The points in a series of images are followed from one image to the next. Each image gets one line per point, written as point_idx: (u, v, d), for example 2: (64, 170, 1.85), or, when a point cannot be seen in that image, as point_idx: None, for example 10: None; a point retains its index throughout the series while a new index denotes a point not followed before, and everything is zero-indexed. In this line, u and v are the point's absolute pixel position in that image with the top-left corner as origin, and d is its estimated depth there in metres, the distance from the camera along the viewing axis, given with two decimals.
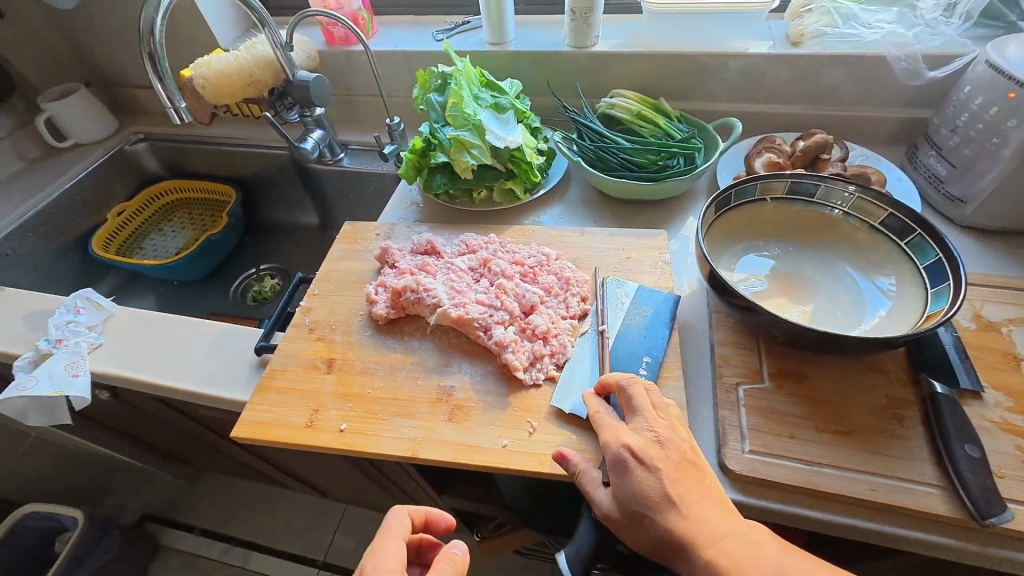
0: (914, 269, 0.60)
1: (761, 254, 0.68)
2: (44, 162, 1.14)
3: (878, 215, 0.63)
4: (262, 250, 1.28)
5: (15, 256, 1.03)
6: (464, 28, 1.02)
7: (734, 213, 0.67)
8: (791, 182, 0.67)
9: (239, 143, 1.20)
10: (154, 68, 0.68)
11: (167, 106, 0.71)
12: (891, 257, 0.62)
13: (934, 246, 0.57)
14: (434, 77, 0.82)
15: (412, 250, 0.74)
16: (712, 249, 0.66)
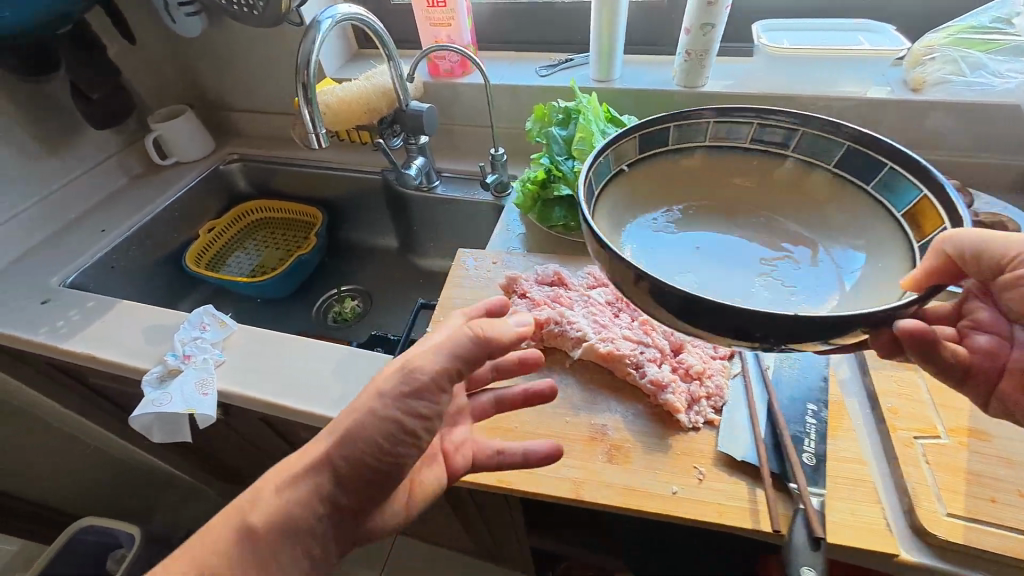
0: (889, 217, 0.48)
1: (656, 218, 0.53)
2: (146, 178, 1.18)
3: (832, 153, 0.52)
4: (342, 271, 1.29)
5: (117, 268, 1.05)
6: (566, 66, 1.04)
7: (622, 177, 0.52)
8: (679, 127, 0.54)
9: (332, 167, 1.24)
10: (305, 95, 0.71)
11: (309, 131, 0.73)
12: (843, 201, 0.52)
13: (912, 182, 0.47)
14: (555, 111, 0.84)
15: (539, 280, 0.74)
16: (606, 207, 0.50)
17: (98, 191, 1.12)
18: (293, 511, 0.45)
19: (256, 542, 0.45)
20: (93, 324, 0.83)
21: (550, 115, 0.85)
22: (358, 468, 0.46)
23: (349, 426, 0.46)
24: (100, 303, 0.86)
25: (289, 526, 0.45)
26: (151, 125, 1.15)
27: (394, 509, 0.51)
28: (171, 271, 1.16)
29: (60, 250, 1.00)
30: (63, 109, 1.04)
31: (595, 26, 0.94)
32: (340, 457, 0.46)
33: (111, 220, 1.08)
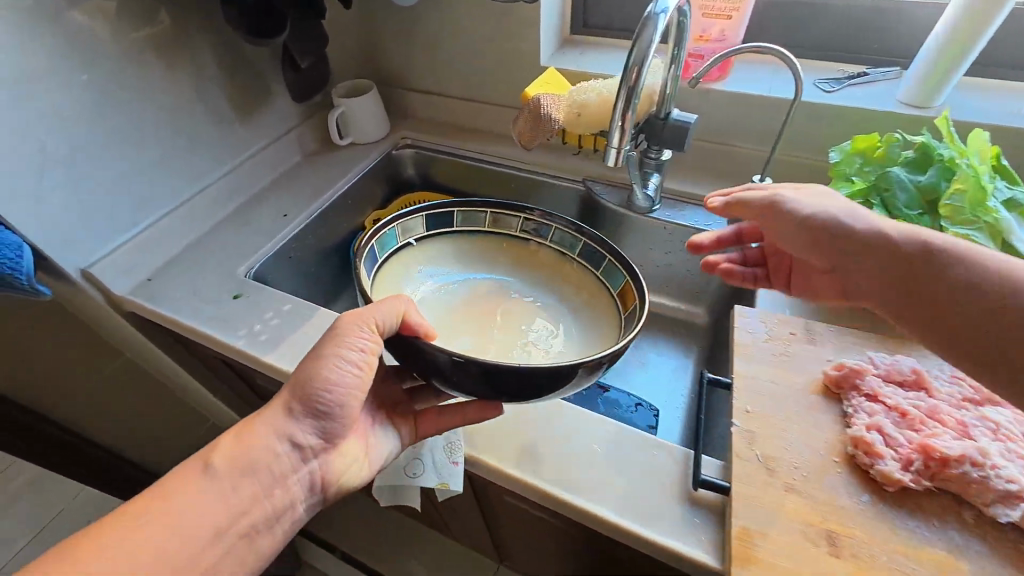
0: (610, 296, 0.68)
1: (436, 276, 0.74)
2: (321, 158, 1.07)
3: (575, 246, 0.72)
4: None
5: (293, 259, 0.94)
6: (859, 82, 0.82)
7: (408, 247, 0.72)
8: (462, 213, 0.75)
9: (512, 164, 1.05)
10: (623, 110, 0.59)
11: (611, 149, 0.63)
12: (576, 278, 0.72)
13: (620, 271, 0.67)
14: (899, 149, 0.65)
15: (891, 378, 0.55)
16: (390, 269, 0.70)
17: (276, 168, 1.02)
18: (276, 452, 0.51)
19: (222, 478, 0.49)
20: (294, 335, 0.72)
21: (893, 151, 0.65)
22: (278, 417, 0.51)
23: (305, 381, 0.51)
24: (300, 309, 0.76)
25: (252, 466, 0.50)
26: (337, 100, 1.04)
27: (350, 462, 0.57)
28: (337, 264, 1.04)
29: (242, 233, 0.90)
30: (260, 74, 0.94)
31: (938, 37, 0.72)
32: (293, 410, 0.51)
33: (290, 203, 0.97)
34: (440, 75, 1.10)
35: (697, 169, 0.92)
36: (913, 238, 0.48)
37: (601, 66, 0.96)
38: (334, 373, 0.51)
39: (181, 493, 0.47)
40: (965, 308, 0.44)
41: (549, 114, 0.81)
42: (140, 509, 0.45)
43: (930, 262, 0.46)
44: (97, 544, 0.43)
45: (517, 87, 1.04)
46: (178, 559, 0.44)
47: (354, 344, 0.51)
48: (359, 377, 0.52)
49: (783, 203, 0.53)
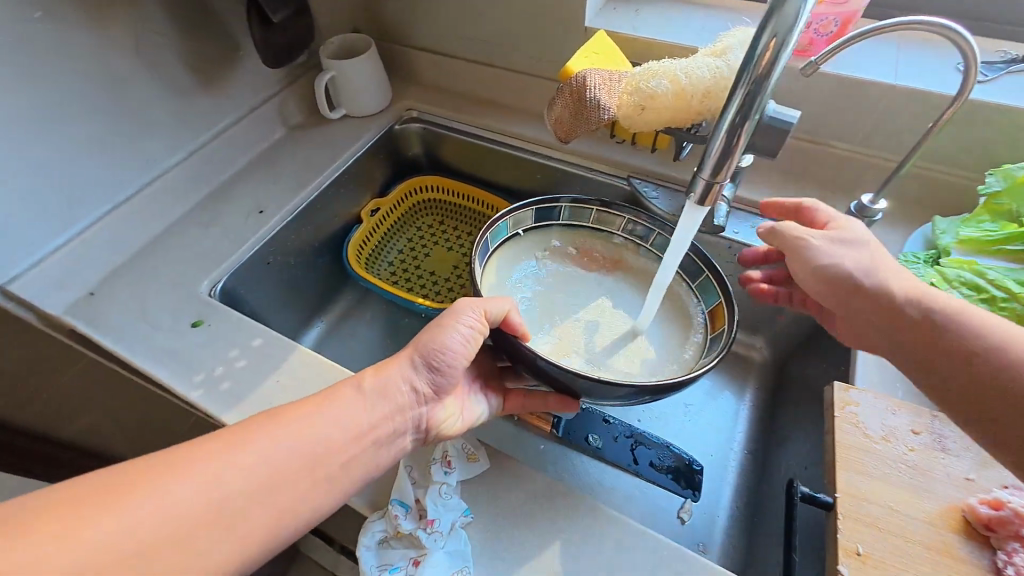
0: (698, 317, 0.55)
1: (522, 266, 0.59)
2: (307, 133, 0.89)
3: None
4: None
5: (274, 265, 0.78)
6: (1019, 68, 0.61)
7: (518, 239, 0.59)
8: (572, 207, 0.61)
9: (542, 151, 0.86)
10: (727, 127, 0.38)
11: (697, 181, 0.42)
12: (672, 289, 0.58)
13: (718, 290, 0.53)
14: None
15: None
16: (493, 263, 0.57)
17: (251, 147, 0.84)
18: (399, 397, 0.45)
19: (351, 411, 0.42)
20: (261, 387, 0.57)
21: None
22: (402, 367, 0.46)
23: (430, 336, 0.47)
24: (271, 347, 0.61)
25: (375, 405, 0.43)
26: (326, 61, 0.83)
27: (455, 411, 0.50)
28: (326, 266, 0.87)
29: (206, 234, 0.74)
30: (224, 29, 0.74)
31: None
32: (417, 358, 0.47)
33: (266, 193, 0.80)
34: (454, 32, 0.88)
35: (779, 172, 0.72)
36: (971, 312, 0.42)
37: (661, 27, 0.74)
38: (451, 336, 0.46)
39: (313, 411, 0.41)
40: (999, 389, 0.38)
41: (597, 99, 0.60)
42: (266, 424, 0.40)
43: (974, 346, 0.40)
44: (224, 446, 0.38)
45: (549, 50, 0.82)
46: (284, 482, 0.38)
47: (466, 316, 0.47)
48: (474, 345, 0.47)
49: (814, 248, 0.47)
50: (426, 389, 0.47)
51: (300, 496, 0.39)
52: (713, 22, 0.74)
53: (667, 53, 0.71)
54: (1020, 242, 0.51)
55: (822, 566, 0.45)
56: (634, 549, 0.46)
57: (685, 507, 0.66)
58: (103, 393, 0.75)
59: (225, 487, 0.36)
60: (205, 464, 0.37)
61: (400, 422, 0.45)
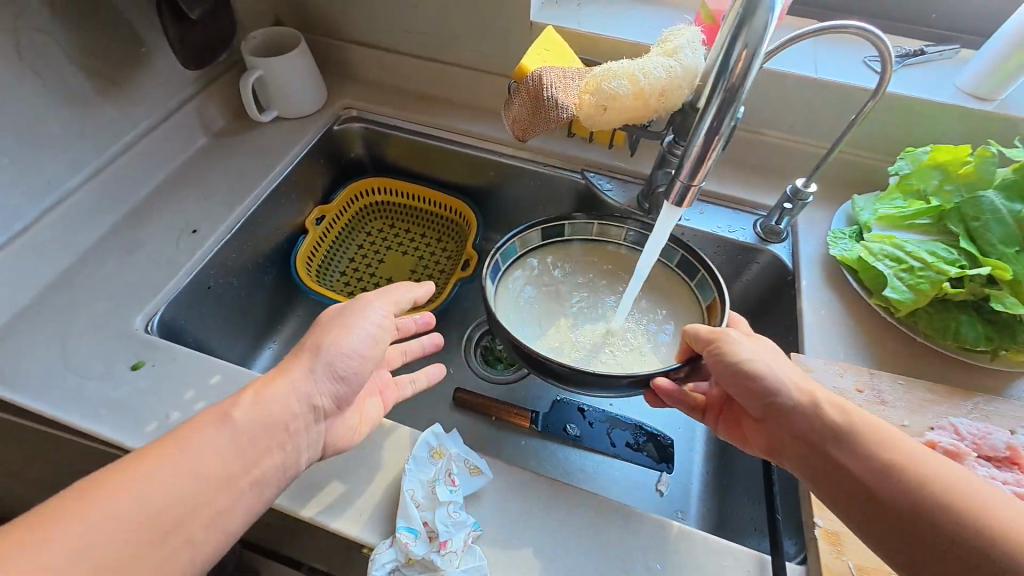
0: (699, 309, 0.56)
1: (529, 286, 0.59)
2: (235, 139, 0.80)
3: (672, 257, 0.58)
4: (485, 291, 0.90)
5: (215, 288, 0.71)
6: (915, 63, 0.69)
7: (527, 264, 0.59)
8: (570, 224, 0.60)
9: (496, 147, 0.84)
10: (712, 126, 0.42)
11: (684, 184, 0.45)
12: (674, 288, 0.58)
13: (712, 286, 0.54)
14: (995, 167, 0.56)
15: (983, 458, 0.48)
16: (507, 291, 0.58)
17: (172, 157, 0.75)
18: (295, 416, 0.43)
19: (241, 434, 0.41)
20: None
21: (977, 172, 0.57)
22: (309, 375, 0.45)
23: (331, 342, 0.47)
24: (234, 382, 0.56)
25: (266, 426, 0.42)
26: (252, 59, 0.76)
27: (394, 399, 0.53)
28: (272, 282, 0.81)
29: (129, 261, 0.66)
30: (126, 25, 0.65)
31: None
32: (317, 368, 0.45)
33: (196, 209, 0.72)
34: (391, 26, 0.84)
35: (722, 161, 0.77)
36: (883, 428, 0.39)
37: (605, 23, 0.75)
38: (355, 335, 0.47)
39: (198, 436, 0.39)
40: (904, 510, 0.35)
41: (555, 98, 0.61)
42: (146, 459, 0.37)
43: (881, 464, 0.37)
44: (97, 491, 0.35)
45: (493, 45, 0.81)
46: (169, 518, 0.36)
47: (371, 317, 0.49)
48: (373, 344, 0.49)
49: (730, 350, 0.45)
50: (325, 406, 0.46)
51: (189, 541, 0.37)
52: (654, 18, 0.76)
53: (612, 49, 0.73)
54: (927, 217, 0.59)
55: (801, 522, 0.50)
56: (636, 534, 0.48)
57: (660, 478, 0.69)
58: (17, 451, 0.65)
59: (103, 534, 0.34)
60: (73, 515, 0.34)
61: (296, 439, 0.44)
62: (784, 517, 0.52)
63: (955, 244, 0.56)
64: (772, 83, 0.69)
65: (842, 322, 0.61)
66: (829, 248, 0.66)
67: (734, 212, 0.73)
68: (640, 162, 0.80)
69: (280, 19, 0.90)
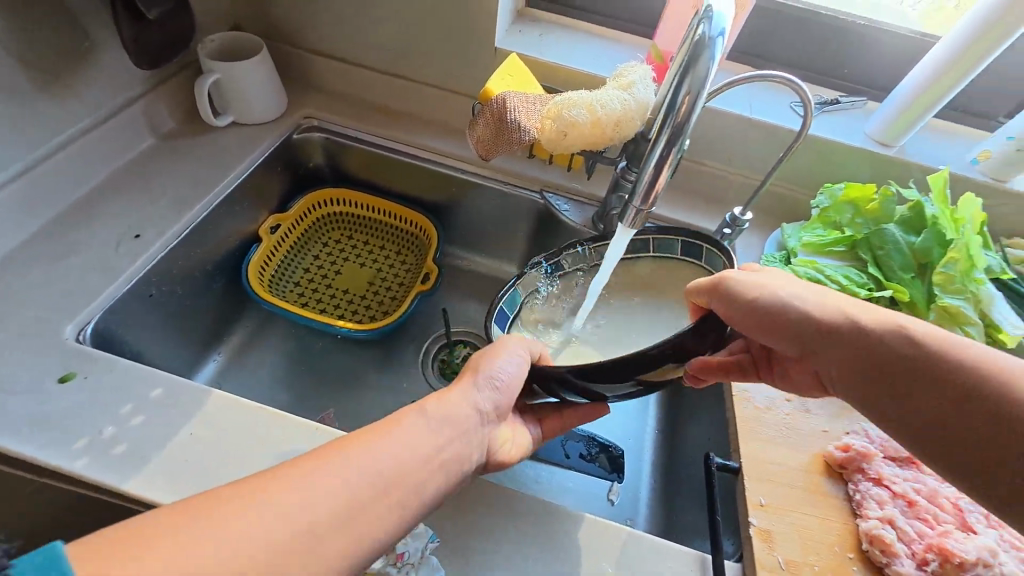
0: None
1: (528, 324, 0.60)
2: (187, 142, 0.78)
3: (674, 248, 0.59)
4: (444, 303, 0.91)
5: (158, 296, 0.67)
6: (833, 109, 0.78)
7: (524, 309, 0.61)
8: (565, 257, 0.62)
9: (457, 164, 0.86)
10: (659, 159, 0.46)
11: (634, 207, 0.49)
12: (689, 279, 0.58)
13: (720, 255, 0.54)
14: (894, 205, 0.65)
15: (887, 457, 0.54)
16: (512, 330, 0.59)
17: (115, 158, 0.72)
18: (463, 423, 0.42)
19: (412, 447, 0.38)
20: (172, 443, 0.50)
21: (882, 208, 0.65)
22: (459, 400, 0.43)
23: (485, 363, 0.46)
24: (178, 395, 0.53)
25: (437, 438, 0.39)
26: (210, 62, 0.74)
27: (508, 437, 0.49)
28: (221, 291, 0.77)
29: (61, 266, 0.62)
30: (69, 19, 0.62)
31: (920, 76, 0.69)
32: (479, 385, 0.44)
33: (140, 212, 0.69)
34: (355, 41, 0.85)
35: (669, 187, 0.83)
36: (922, 329, 0.42)
37: (564, 53, 0.80)
38: (502, 367, 0.45)
39: (368, 442, 0.37)
40: (962, 388, 0.39)
41: (517, 122, 0.64)
42: (281, 476, 0.34)
43: (923, 349, 0.41)
44: (182, 522, 0.30)
45: (457, 66, 0.83)
46: (331, 525, 0.33)
47: (512, 355, 0.47)
48: (523, 368, 0.47)
49: (741, 293, 0.45)
50: (489, 414, 0.45)
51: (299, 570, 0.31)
52: (608, 52, 0.82)
53: (569, 78, 0.78)
54: (842, 245, 0.66)
55: (737, 523, 0.54)
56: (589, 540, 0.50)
57: (613, 487, 0.72)
58: None
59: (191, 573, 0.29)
60: (192, 526, 0.30)
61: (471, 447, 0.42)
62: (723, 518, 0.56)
63: (865, 269, 0.63)
64: (712, 120, 0.77)
65: None
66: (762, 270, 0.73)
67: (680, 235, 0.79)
68: (596, 185, 0.84)
69: (239, 23, 0.88)
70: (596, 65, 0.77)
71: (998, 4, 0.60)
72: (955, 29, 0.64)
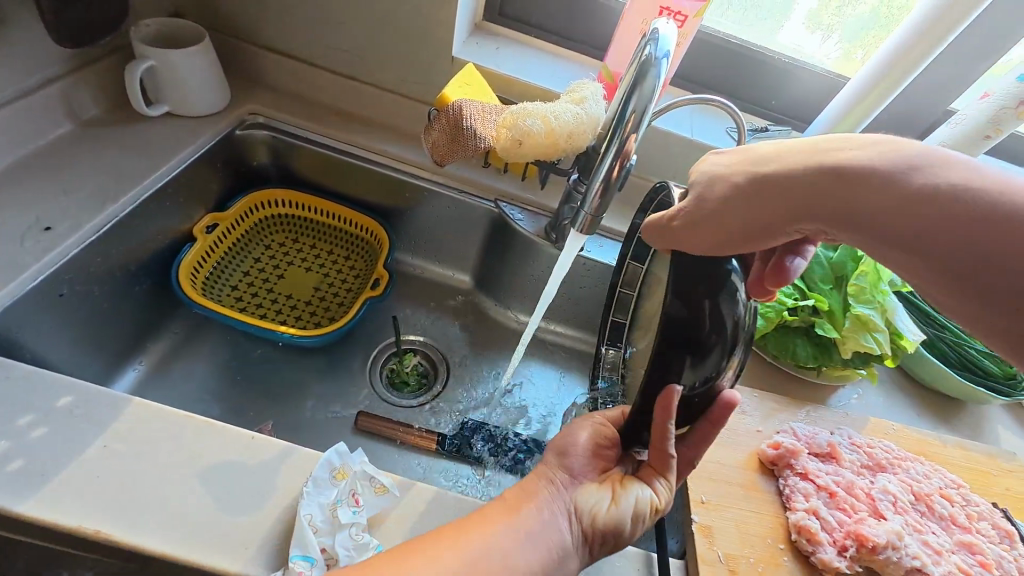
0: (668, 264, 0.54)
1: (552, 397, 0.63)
2: (113, 130, 0.72)
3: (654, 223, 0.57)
4: (394, 310, 0.89)
5: (72, 296, 0.61)
6: (762, 136, 0.86)
7: None
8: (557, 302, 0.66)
9: (411, 169, 0.86)
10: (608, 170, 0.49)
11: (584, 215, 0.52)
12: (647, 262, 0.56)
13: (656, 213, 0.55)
14: None
15: (812, 453, 0.59)
16: None
17: (25, 143, 0.65)
18: (547, 498, 0.44)
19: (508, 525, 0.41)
20: (82, 457, 0.44)
21: None
22: (536, 476, 0.46)
23: (563, 439, 0.48)
24: (91, 404, 0.48)
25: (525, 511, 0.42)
26: (144, 48, 0.69)
27: (599, 499, 0.44)
28: (147, 293, 0.71)
29: None
30: None
31: (834, 110, 0.77)
32: (556, 460, 0.47)
33: (53, 204, 0.62)
34: (307, 39, 0.83)
35: (618, 202, 0.87)
36: (930, 155, 0.34)
37: (519, 67, 0.82)
38: (577, 437, 0.48)
39: (476, 515, 0.41)
40: (935, 223, 0.32)
41: (473, 130, 0.65)
42: (412, 548, 0.39)
43: (894, 190, 0.34)
44: None
45: (414, 73, 0.83)
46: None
47: (582, 428, 0.49)
48: (606, 442, 0.48)
49: (689, 227, 0.43)
50: (568, 486, 0.45)
51: None
52: (561, 69, 0.85)
53: (524, 91, 0.80)
54: None
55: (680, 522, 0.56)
56: None
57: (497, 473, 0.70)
58: None
59: None
60: None
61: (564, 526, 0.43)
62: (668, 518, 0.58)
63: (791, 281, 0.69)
64: (657, 139, 0.81)
65: None
66: None
67: None
68: (549, 196, 0.86)
69: (179, 10, 0.83)
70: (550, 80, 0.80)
71: (895, 52, 0.69)
72: (862, 71, 0.73)
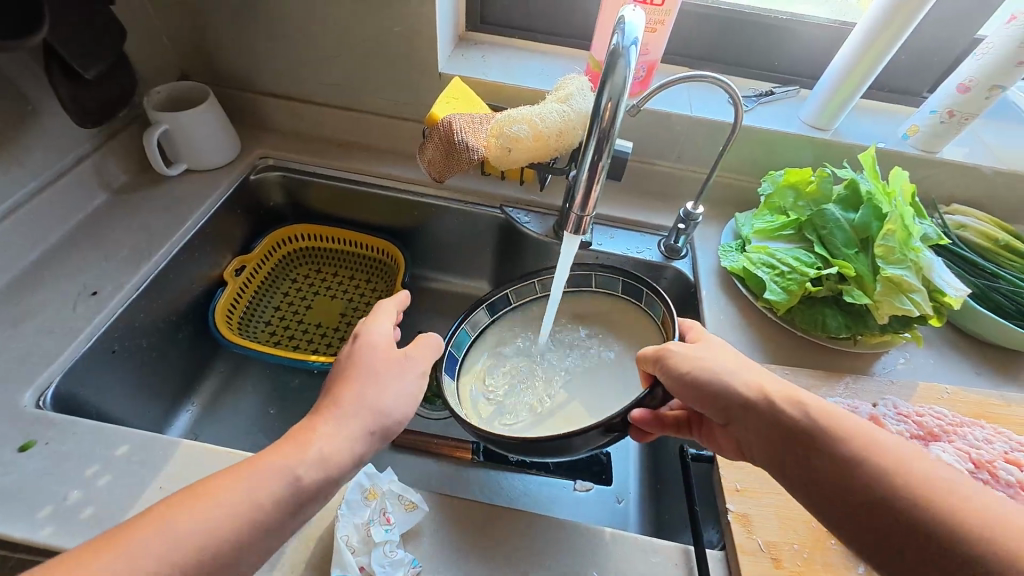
0: (654, 327, 0.60)
1: (479, 371, 0.62)
2: (143, 194, 0.78)
3: (616, 284, 0.65)
4: (417, 327, 0.91)
5: (123, 350, 0.66)
6: (767, 100, 0.82)
7: (476, 344, 0.64)
8: (516, 289, 0.66)
9: (416, 188, 0.87)
10: (592, 169, 0.49)
11: (575, 214, 0.52)
12: (620, 314, 0.65)
13: (658, 301, 0.60)
14: (832, 184, 0.67)
15: None
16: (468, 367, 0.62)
17: (67, 217, 0.72)
18: (337, 460, 0.42)
19: (295, 482, 0.40)
20: (140, 500, 0.49)
21: (823, 189, 0.68)
22: (329, 430, 0.42)
23: (369, 394, 0.45)
24: (146, 450, 0.52)
25: (318, 475, 0.40)
26: (156, 114, 0.75)
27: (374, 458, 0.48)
28: (189, 339, 0.77)
29: (18, 331, 0.61)
30: (10, 86, 0.62)
31: (841, 65, 0.73)
32: (357, 418, 0.44)
33: (97, 269, 0.68)
34: (304, 79, 0.87)
35: (623, 190, 0.86)
36: (830, 417, 0.39)
37: (507, 72, 0.82)
38: (390, 395, 0.46)
39: (256, 471, 0.39)
40: (832, 472, 0.37)
41: (464, 143, 0.66)
42: (174, 505, 0.36)
43: (824, 440, 0.38)
44: None
45: (406, 95, 0.85)
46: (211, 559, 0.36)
47: (405, 380, 0.47)
48: (416, 399, 0.48)
49: (681, 364, 0.46)
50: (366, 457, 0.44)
51: None
52: (549, 67, 0.84)
53: (514, 96, 0.81)
54: (789, 229, 0.69)
55: (717, 511, 0.55)
56: (574, 545, 0.50)
57: (580, 484, 0.73)
58: None
59: None
60: None
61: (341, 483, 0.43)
62: (706, 510, 0.57)
63: (812, 249, 0.66)
64: (655, 122, 0.79)
65: (734, 324, 0.69)
66: (720, 260, 0.75)
67: (636, 234, 0.81)
68: (554, 195, 0.86)
69: (187, 72, 0.89)
70: (540, 81, 0.80)
71: None
72: (855, 35, 0.70)
